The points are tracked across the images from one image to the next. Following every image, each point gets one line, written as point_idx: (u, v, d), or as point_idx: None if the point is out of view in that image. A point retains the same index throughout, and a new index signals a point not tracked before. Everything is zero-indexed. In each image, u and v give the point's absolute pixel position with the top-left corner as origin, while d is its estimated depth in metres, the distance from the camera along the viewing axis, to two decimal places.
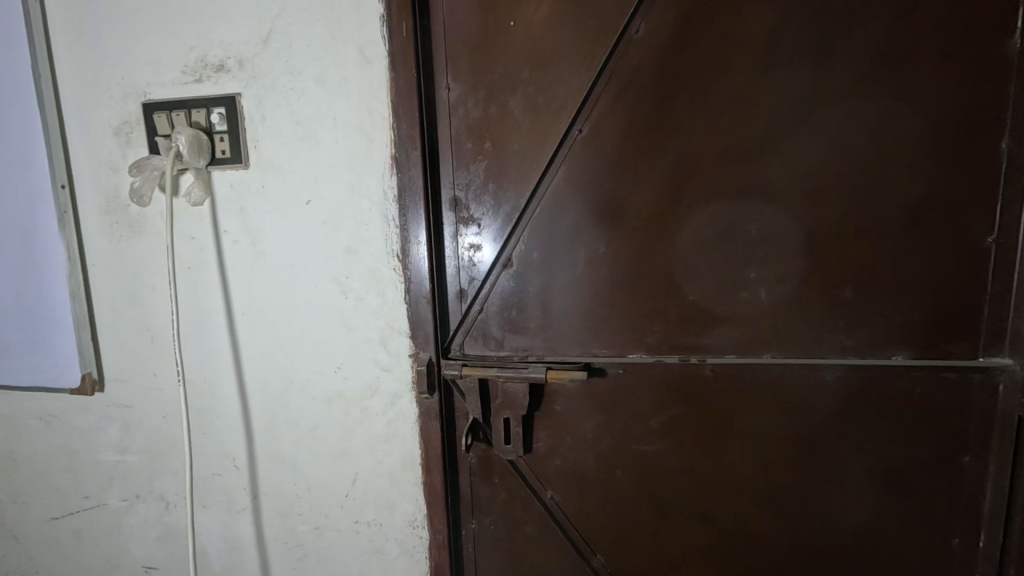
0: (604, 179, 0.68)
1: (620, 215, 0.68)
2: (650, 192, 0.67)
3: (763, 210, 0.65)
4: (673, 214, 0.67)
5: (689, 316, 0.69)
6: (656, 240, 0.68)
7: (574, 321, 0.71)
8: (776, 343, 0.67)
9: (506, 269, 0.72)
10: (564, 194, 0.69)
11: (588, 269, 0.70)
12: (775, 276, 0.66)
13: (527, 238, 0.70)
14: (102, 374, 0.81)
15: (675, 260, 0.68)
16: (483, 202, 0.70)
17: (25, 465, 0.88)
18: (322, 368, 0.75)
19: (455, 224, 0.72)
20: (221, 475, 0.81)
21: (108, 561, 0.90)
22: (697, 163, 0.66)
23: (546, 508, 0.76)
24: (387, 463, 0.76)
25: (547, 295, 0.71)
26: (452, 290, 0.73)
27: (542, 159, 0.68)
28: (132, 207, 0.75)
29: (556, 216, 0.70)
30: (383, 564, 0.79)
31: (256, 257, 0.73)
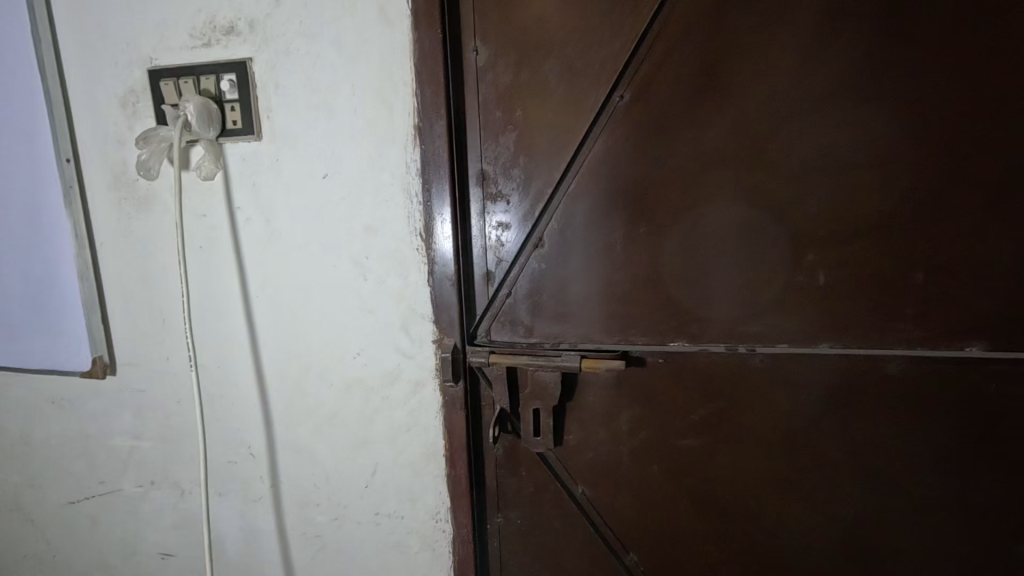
0: (645, 153, 0.62)
1: (661, 191, 0.62)
2: (696, 166, 0.61)
3: (822, 187, 0.59)
4: (722, 191, 0.61)
5: (737, 301, 0.63)
6: (702, 220, 0.62)
7: (609, 308, 0.66)
8: (834, 332, 0.61)
9: (537, 249, 0.66)
10: (600, 169, 0.63)
11: (626, 250, 0.65)
12: (835, 259, 0.60)
13: (560, 217, 0.65)
14: (114, 357, 0.78)
15: (723, 241, 0.62)
16: (513, 177, 0.65)
17: (39, 448, 0.86)
18: (340, 354, 0.71)
19: (482, 201, 0.66)
20: (237, 463, 0.78)
21: (124, 546, 0.88)
22: (750, 134, 0.60)
23: (577, 502, 0.72)
24: (409, 453, 0.72)
25: (578, 279, 0.66)
26: (478, 272, 0.68)
27: (579, 130, 0.63)
28: (141, 182, 0.71)
29: (591, 193, 0.64)
30: (404, 556, 0.76)
31: (271, 235, 0.69)
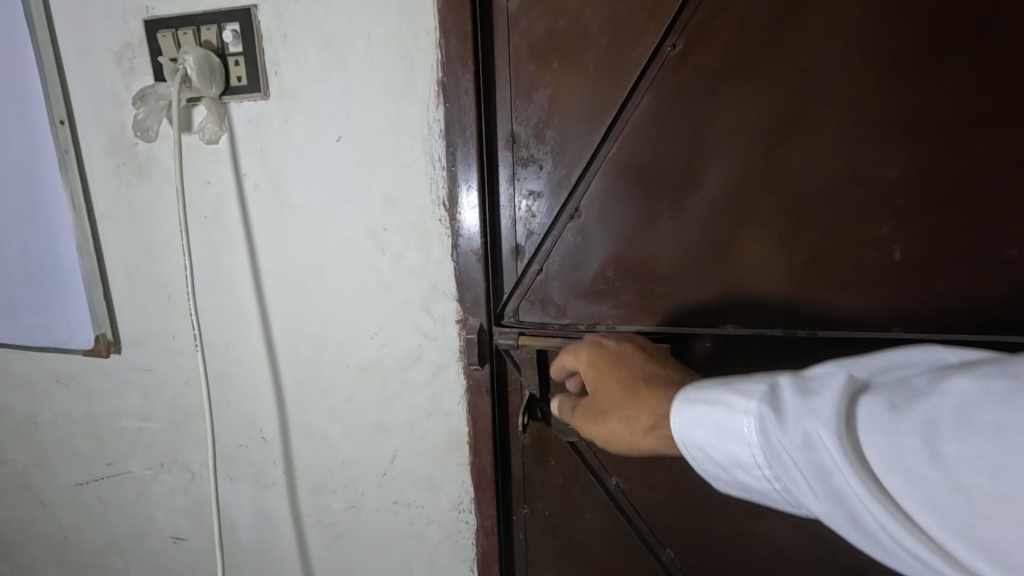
0: (694, 116, 0.55)
1: (713, 156, 0.56)
2: (753, 130, 0.54)
3: (901, 151, 0.52)
4: (782, 158, 0.54)
5: (796, 281, 0.57)
6: (757, 191, 0.55)
7: (652, 287, 0.60)
8: (907, 315, 0.54)
9: (573, 221, 0.60)
10: (643, 133, 0.56)
11: (671, 222, 0.58)
12: (910, 233, 0.53)
13: (597, 186, 0.59)
14: (118, 335, 0.74)
15: (781, 215, 0.55)
16: (546, 139, 0.58)
17: (46, 429, 0.83)
18: (356, 334, 0.66)
19: (511, 166, 0.60)
20: (248, 447, 0.74)
21: (135, 529, 0.85)
22: (818, 92, 0.52)
23: (610, 494, 0.68)
24: (430, 439, 0.68)
25: (617, 256, 0.60)
26: (506, 247, 0.62)
27: (622, 86, 0.56)
28: (140, 146, 0.65)
29: (632, 161, 0.57)
30: (425, 547, 0.72)
31: (281, 204, 0.63)
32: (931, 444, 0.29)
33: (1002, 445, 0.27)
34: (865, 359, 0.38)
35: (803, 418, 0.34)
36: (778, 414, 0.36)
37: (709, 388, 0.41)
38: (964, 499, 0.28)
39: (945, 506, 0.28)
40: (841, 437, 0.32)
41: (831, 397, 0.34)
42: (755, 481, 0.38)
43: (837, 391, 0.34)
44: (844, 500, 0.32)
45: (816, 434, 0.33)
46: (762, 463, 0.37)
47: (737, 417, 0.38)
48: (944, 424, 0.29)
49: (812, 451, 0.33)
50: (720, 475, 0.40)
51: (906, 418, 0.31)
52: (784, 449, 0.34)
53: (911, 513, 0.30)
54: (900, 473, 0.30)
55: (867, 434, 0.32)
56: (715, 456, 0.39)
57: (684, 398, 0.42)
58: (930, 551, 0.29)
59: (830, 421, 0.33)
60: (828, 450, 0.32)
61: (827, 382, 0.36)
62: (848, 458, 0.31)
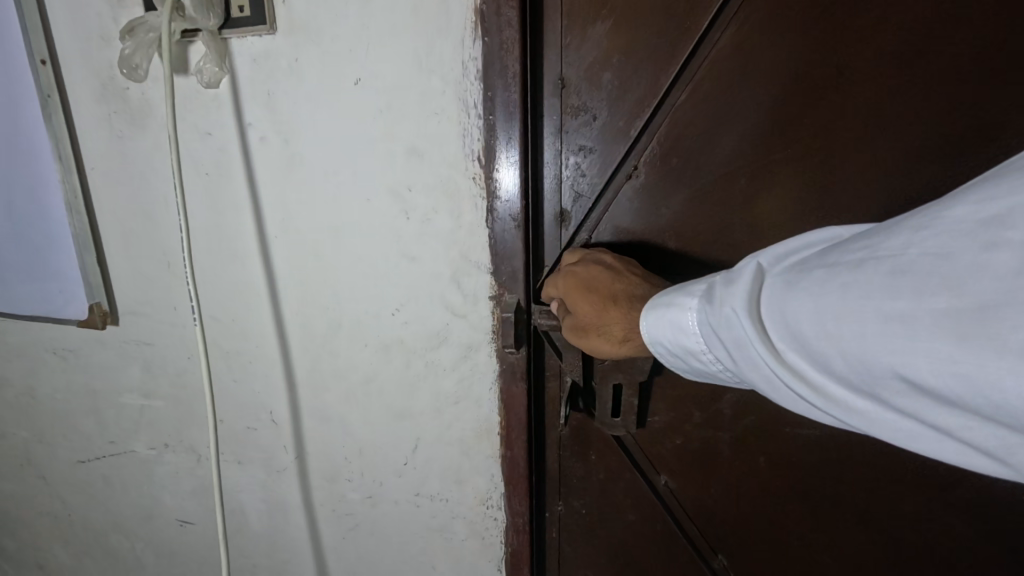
0: (769, 71, 0.49)
1: (789, 105, 0.50)
2: (836, 87, 0.49)
3: (1004, 106, 0.47)
4: (867, 117, 0.50)
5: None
6: (836, 153, 0.51)
7: (716, 258, 0.56)
8: None
9: (631, 181, 0.54)
10: (708, 90, 0.51)
11: (733, 180, 0.53)
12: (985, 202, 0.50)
13: (655, 150, 0.53)
14: (115, 305, 0.67)
15: (866, 178, 0.51)
16: (599, 89, 0.51)
17: (44, 404, 0.77)
18: (375, 310, 0.59)
19: (559, 116, 0.53)
20: (256, 430, 0.68)
21: (140, 510, 0.80)
22: (912, 41, 0.47)
23: (657, 494, 0.62)
24: (457, 428, 0.61)
25: (679, 226, 0.56)
26: (550, 211, 0.56)
27: (698, 23, 0.48)
28: (133, 91, 0.57)
29: (696, 124, 0.52)
30: (448, 543, 0.66)
31: (292, 161, 0.55)
32: (803, 309, 0.32)
33: (846, 299, 0.29)
34: (772, 246, 0.38)
35: (722, 299, 0.37)
36: (711, 303, 0.39)
37: (663, 297, 0.44)
38: (826, 347, 0.30)
39: (819, 357, 0.31)
40: (746, 308, 0.35)
41: (746, 280, 0.37)
42: (705, 361, 0.42)
43: (751, 278, 0.36)
44: (754, 362, 0.35)
45: (732, 313, 0.36)
46: (707, 346, 0.40)
47: (687, 314, 0.41)
48: (812, 288, 0.32)
49: (731, 329, 0.36)
50: (681, 363, 0.45)
51: (794, 285, 0.33)
52: (715, 330, 0.38)
53: (793, 363, 0.32)
54: (786, 333, 0.33)
55: (768, 306, 0.34)
56: (673, 347, 0.44)
57: (648, 306, 0.45)
58: (816, 397, 0.32)
59: (741, 300, 0.36)
60: (741, 323, 0.35)
61: (742, 268, 0.38)
62: (752, 327, 0.34)
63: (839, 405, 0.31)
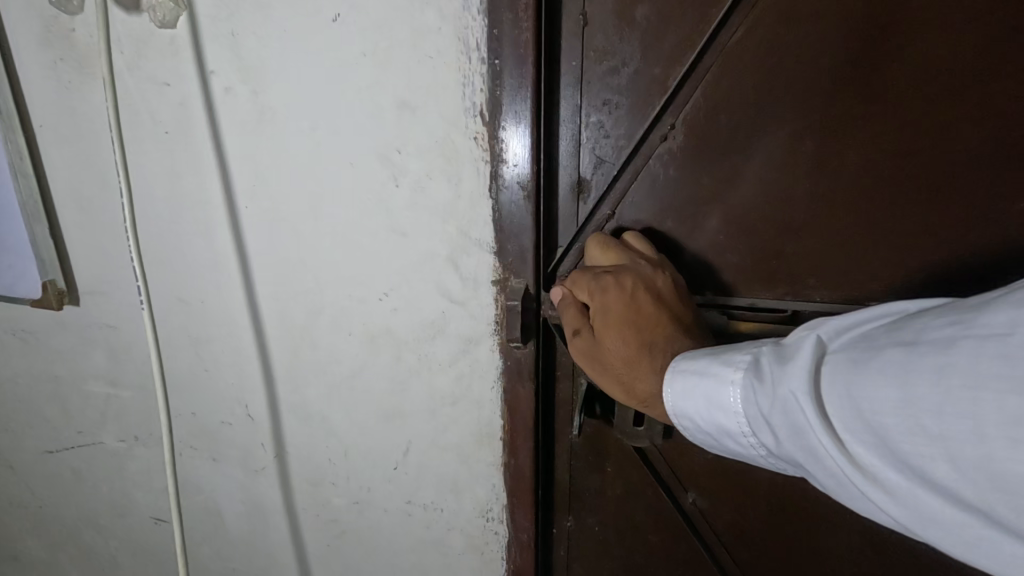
0: (837, 13, 0.40)
1: (849, 70, 0.42)
2: (935, 25, 0.39)
3: None
4: (951, 83, 0.40)
5: (976, 240, 0.43)
6: (905, 131, 0.42)
7: (756, 248, 0.48)
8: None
9: (660, 152, 0.46)
10: (766, 32, 0.42)
11: (774, 160, 0.45)
12: None
13: (699, 105, 0.44)
14: (73, 284, 0.59)
15: (965, 148, 0.41)
16: (628, 32, 0.43)
17: (7, 389, 0.71)
18: (361, 294, 0.51)
19: (580, 64, 0.44)
20: (231, 426, 0.61)
21: (113, 505, 0.74)
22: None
23: (684, 514, 0.55)
24: (455, 431, 0.53)
25: (719, 206, 0.47)
26: (565, 181, 0.48)
27: None
28: (80, 33, 0.49)
29: (746, 79, 0.43)
30: (444, 557, 0.59)
31: (262, 116, 0.47)
32: (881, 398, 0.26)
33: (946, 390, 0.23)
34: (833, 317, 0.32)
35: (778, 378, 0.30)
36: (761, 379, 0.32)
37: (697, 359, 0.38)
38: (909, 447, 0.25)
39: (894, 455, 0.25)
40: (809, 392, 0.28)
41: (806, 357, 0.30)
42: (744, 445, 0.35)
43: (810, 351, 0.30)
44: (816, 458, 0.28)
45: (793, 394, 0.29)
46: (749, 427, 0.33)
47: (723, 388, 0.35)
48: (888, 371, 0.26)
49: (788, 414, 0.29)
50: (712, 442, 0.38)
51: (866, 367, 0.27)
52: (764, 412, 0.31)
53: (860, 457, 0.26)
54: (857, 425, 0.27)
55: (829, 389, 0.28)
56: (703, 425, 0.37)
57: (680, 367, 0.38)
58: (895, 507, 0.26)
59: (801, 378, 0.29)
60: (803, 409, 0.28)
61: (796, 341, 0.32)
62: (814, 414, 0.28)
63: (919, 517, 0.25)
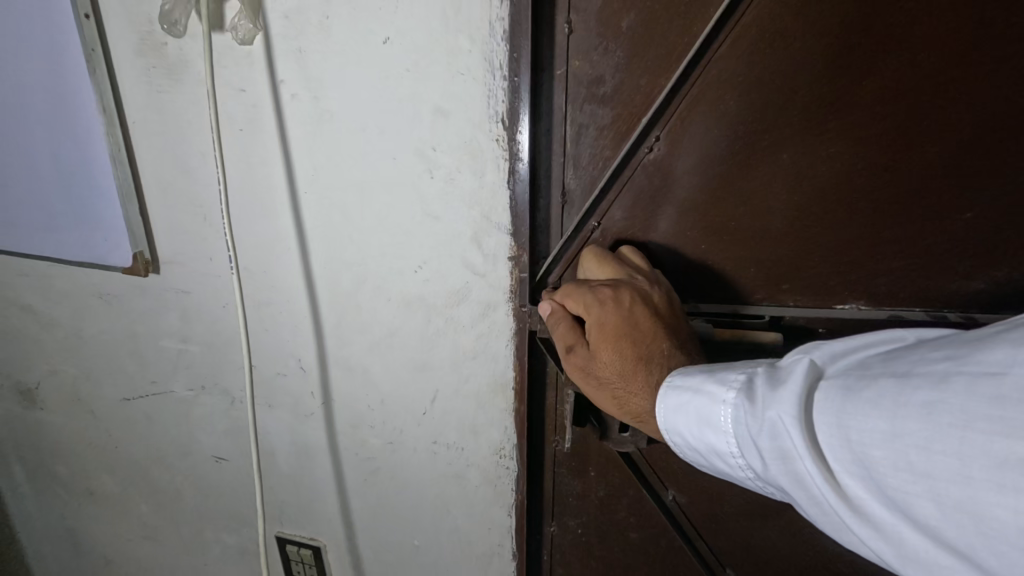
0: (777, 66, 0.52)
1: (787, 109, 0.53)
2: (849, 78, 0.51)
3: (979, 125, 0.51)
4: (862, 123, 0.53)
5: (880, 239, 0.57)
6: (829, 157, 0.54)
7: (715, 245, 0.60)
8: (986, 276, 0.56)
9: (644, 168, 0.57)
10: (740, 67, 0.52)
11: (732, 177, 0.57)
12: (965, 215, 0.54)
13: (687, 125, 0.55)
14: (156, 254, 0.71)
15: (872, 171, 0.54)
16: (613, 50, 0.53)
17: (91, 344, 0.83)
18: (400, 267, 0.61)
19: (565, 77, 0.55)
20: (285, 376, 0.72)
21: (179, 446, 0.86)
22: (944, 19, 0.48)
23: (666, 509, 0.68)
24: (473, 382, 0.64)
25: (687, 213, 0.59)
26: (556, 181, 0.59)
27: (707, 16, 0.51)
28: (170, 46, 0.59)
29: (709, 115, 0.54)
30: (463, 489, 0.70)
31: (322, 117, 0.57)
32: (869, 434, 0.31)
33: (934, 428, 0.29)
34: (823, 343, 0.39)
35: (770, 407, 0.37)
36: (753, 403, 0.38)
37: (693, 375, 0.45)
38: (899, 487, 0.30)
39: (879, 490, 0.31)
40: (800, 420, 0.35)
41: (796, 385, 0.36)
42: (732, 463, 0.41)
43: (800, 378, 0.36)
44: (805, 483, 0.35)
45: (782, 420, 0.35)
46: (739, 450, 0.40)
47: (716, 405, 0.41)
48: (872, 407, 0.32)
49: (776, 437, 0.36)
50: (702, 457, 0.44)
51: (857, 399, 0.33)
52: (752, 435, 0.38)
53: (848, 487, 0.33)
54: (847, 460, 0.32)
55: (819, 416, 0.34)
56: (695, 439, 0.43)
57: (672, 385, 0.45)
58: (876, 539, 0.32)
59: (790, 406, 0.35)
60: (789, 435, 0.35)
61: (792, 370, 0.38)
62: (803, 443, 0.34)
63: (900, 552, 0.31)
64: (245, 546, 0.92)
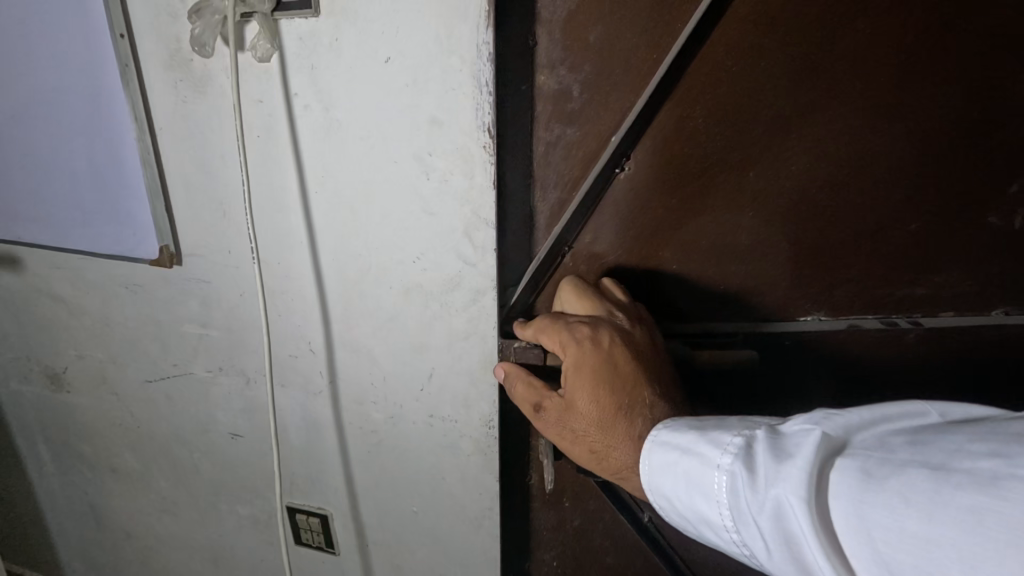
0: (723, 111, 0.61)
1: (734, 147, 0.62)
2: (781, 121, 0.61)
3: (884, 158, 0.62)
4: (794, 158, 0.63)
5: (816, 253, 0.68)
6: (770, 186, 0.64)
7: (677, 264, 0.69)
8: (897, 281, 0.69)
9: (614, 192, 0.65)
10: (698, 112, 0.61)
11: (691, 205, 0.66)
12: (880, 228, 0.66)
13: (665, 161, 0.64)
14: (179, 248, 0.78)
15: (806, 198, 0.65)
16: (578, 66, 0.60)
17: (117, 330, 0.91)
18: (400, 258, 0.69)
19: (533, 90, 0.62)
20: (297, 357, 0.80)
21: (198, 424, 0.94)
22: (849, 73, 0.59)
23: (643, 530, 0.81)
24: (466, 360, 0.72)
25: (654, 237, 0.68)
26: (527, 189, 0.66)
27: (664, 39, 0.58)
28: (196, 61, 0.66)
29: (669, 154, 0.63)
30: (457, 458, 0.78)
31: (329, 124, 0.64)
32: (898, 536, 0.35)
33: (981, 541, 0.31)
34: (831, 418, 0.44)
35: (776, 487, 0.41)
36: (756, 479, 0.43)
37: (684, 435, 0.50)
38: None
39: None
40: (808, 507, 0.39)
41: (806, 465, 0.40)
42: (726, 533, 0.46)
43: (809, 455, 0.41)
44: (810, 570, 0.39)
45: (789, 501, 0.40)
46: (735, 523, 0.45)
47: (712, 472, 0.46)
48: (903, 507, 0.35)
49: (782, 518, 0.40)
50: (688, 522, 0.50)
51: (880, 493, 0.37)
52: (754, 512, 0.42)
53: None
54: (867, 558, 0.36)
55: (834, 502, 0.39)
56: (692, 505, 0.48)
57: (661, 440, 0.51)
58: None
59: (798, 488, 0.40)
60: (797, 518, 0.39)
61: (799, 448, 0.42)
62: (810, 526, 0.38)
63: None
64: (257, 516, 1.00)
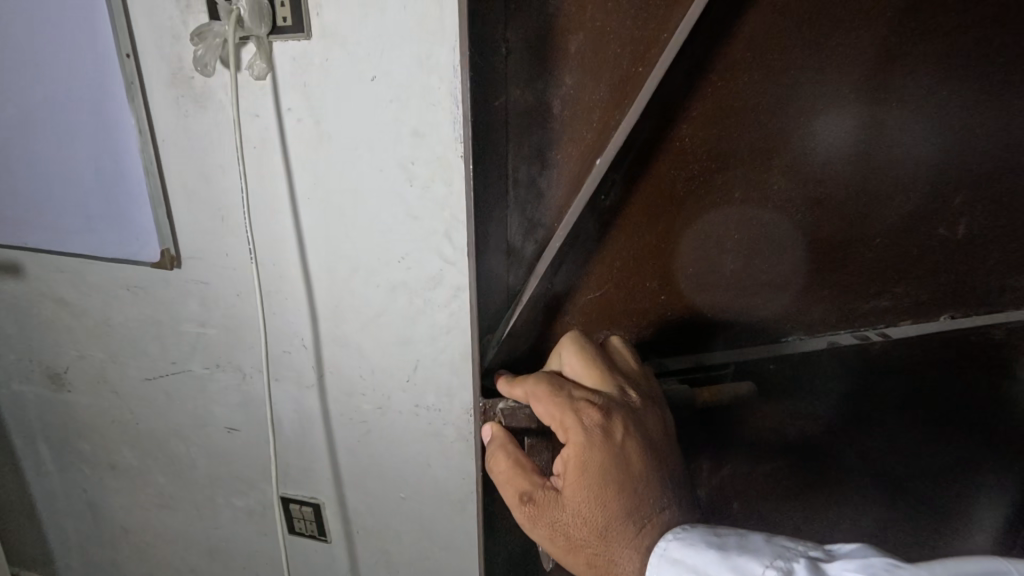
0: (703, 146, 0.68)
1: (713, 176, 0.69)
2: (754, 152, 0.68)
3: (843, 184, 0.70)
4: (766, 185, 0.70)
5: (788, 270, 0.75)
6: (745, 210, 0.71)
7: (662, 284, 0.76)
8: (858, 294, 0.76)
9: (598, 224, 0.70)
10: (680, 148, 0.68)
11: (675, 230, 0.72)
12: (842, 245, 0.73)
13: (652, 190, 0.70)
14: (179, 251, 0.84)
15: (778, 221, 0.72)
16: (547, 84, 0.67)
17: (118, 330, 0.95)
18: (386, 258, 0.75)
19: (507, 105, 0.67)
20: (290, 353, 0.85)
21: (195, 419, 0.99)
22: (810, 110, 0.66)
23: None
24: (448, 352, 0.78)
25: (642, 262, 0.74)
26: (507, 206, 0.70)
27: (626, 61, 0.65)
28: (197, 79, 0.72)
29: (656, 185, 0.69)
30: (441, 445, 0.84)
31: (321, 137, 0.70)
32: None
33: None
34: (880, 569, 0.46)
35: None
36: None
37: (706, 556, 0.51)
38: None
39: None
40: None
41: None
42: None
43: None
44: None
45: None
46: None
47: None
48: None
49: None
50: None
51: None
52: None
53: None
54: None
55: None
56: None
57: (681, 557, 0.52)
58: None
59: None
60: None
61: None
62: None
63: None
64: (252, 507, 1.05)
